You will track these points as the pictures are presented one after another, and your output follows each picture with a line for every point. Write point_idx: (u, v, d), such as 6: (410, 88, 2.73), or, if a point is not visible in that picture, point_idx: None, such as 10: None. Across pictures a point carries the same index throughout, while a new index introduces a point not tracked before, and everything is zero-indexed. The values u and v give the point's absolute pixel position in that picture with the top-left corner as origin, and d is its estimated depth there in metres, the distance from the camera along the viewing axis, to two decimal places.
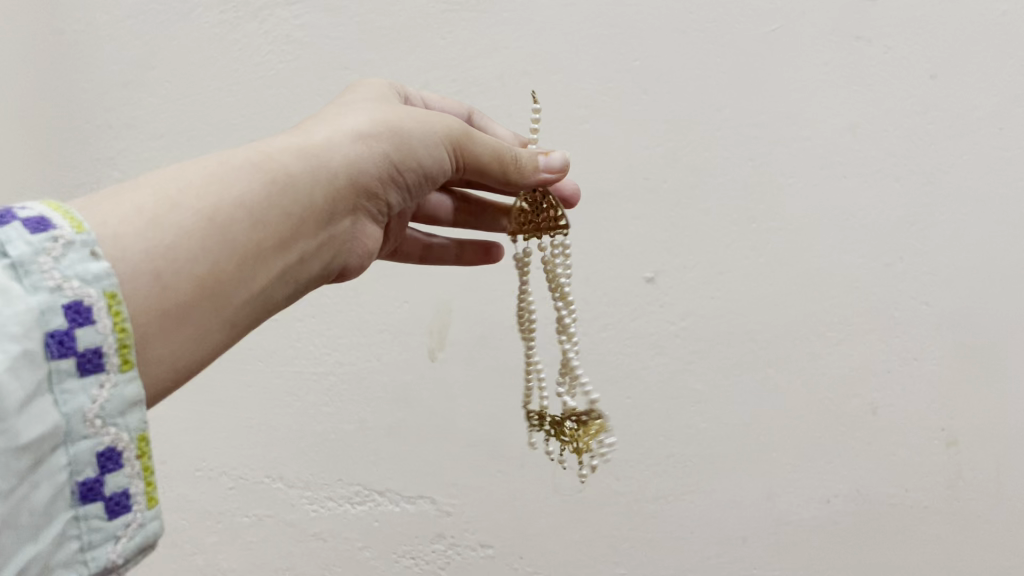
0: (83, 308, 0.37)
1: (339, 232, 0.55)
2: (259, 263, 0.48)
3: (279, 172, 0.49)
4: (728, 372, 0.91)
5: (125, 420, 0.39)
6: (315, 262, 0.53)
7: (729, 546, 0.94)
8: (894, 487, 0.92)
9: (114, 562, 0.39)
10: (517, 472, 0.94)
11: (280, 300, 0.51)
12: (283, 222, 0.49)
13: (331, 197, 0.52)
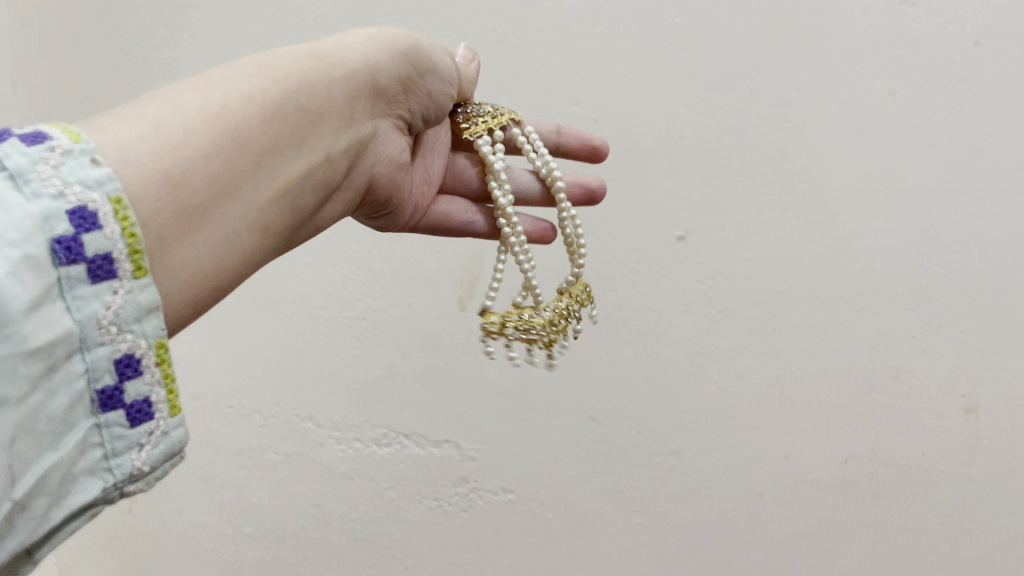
0: (89, 213, 0.38)
1: (351, 136, 0.59)
2: (281, 161, 0.52)
3: (282, 78, 0.52)
4: (754, 332, 0.92)
5: (140, 326, 0.40)
6: (337, 166, 0.58)
7: (746, 501, 0.95)
8: (912, 450, 0.93)
9: (140, 469, 0.41)
10: (541, 421, 0.96)
11: (303, 202, 0.55)
12: (301, 122, 0.53)
13: (343, 100, 0.57)
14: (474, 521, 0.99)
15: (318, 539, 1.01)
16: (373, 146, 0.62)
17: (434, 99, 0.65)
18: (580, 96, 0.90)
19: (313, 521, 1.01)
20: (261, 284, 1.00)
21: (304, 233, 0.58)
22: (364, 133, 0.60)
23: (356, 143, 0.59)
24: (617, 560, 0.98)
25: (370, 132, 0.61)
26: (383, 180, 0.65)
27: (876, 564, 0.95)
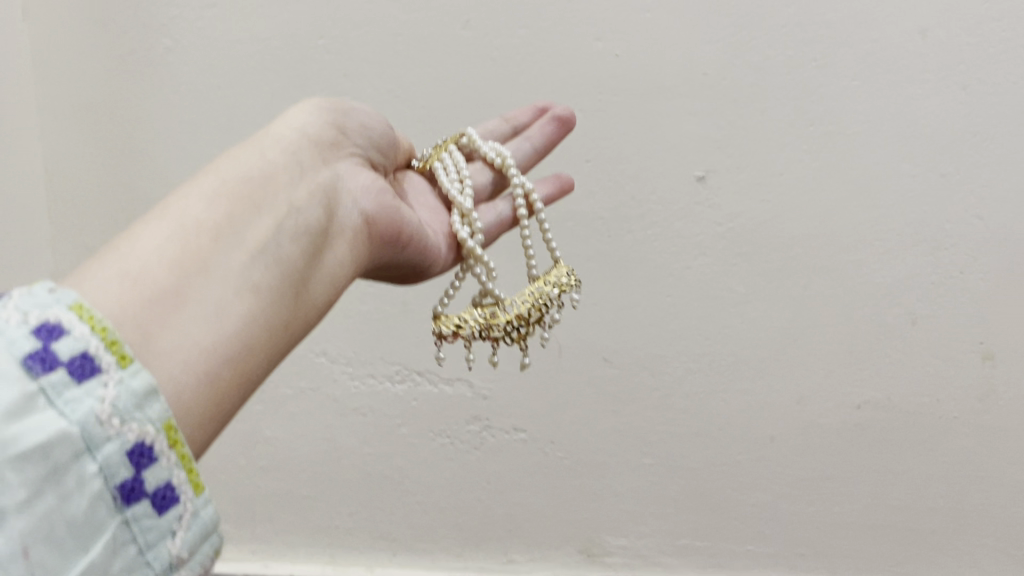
0: (53, 326, 0.34)
1: (321, 182, 0.54)
2: (244, 225, 0.47)
3: (212, 167, 0.50)
4: (770, 276, 0.91)
5: (145, 412, 0.35)
6: (316, 214, 0.52)
7: (755, 444, 0.96)
8: (926, 397, 0.92)
9: (179, 555, 0.35)
10: (553, 362, 0.96)
11: (301, 255, 0.50)
12: (248, 188, 0.49)
13: (283, 156, 0.53)
14: (485, 459, 0.99)
15: (330, 473, 1.01)
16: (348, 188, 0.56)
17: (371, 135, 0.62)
18: (603, 31, 0.87)
19: (326, 455, 1.01)
20: None
21: (325, 292, 0.51)
22: (327, 178, 0.55)
23: (326, 187, 0.54)
24: (625, 499, 0.99)
25: (334, 177, 0.55)
26: (386, 219, 0.58)
27: (882, 508, 0.96)
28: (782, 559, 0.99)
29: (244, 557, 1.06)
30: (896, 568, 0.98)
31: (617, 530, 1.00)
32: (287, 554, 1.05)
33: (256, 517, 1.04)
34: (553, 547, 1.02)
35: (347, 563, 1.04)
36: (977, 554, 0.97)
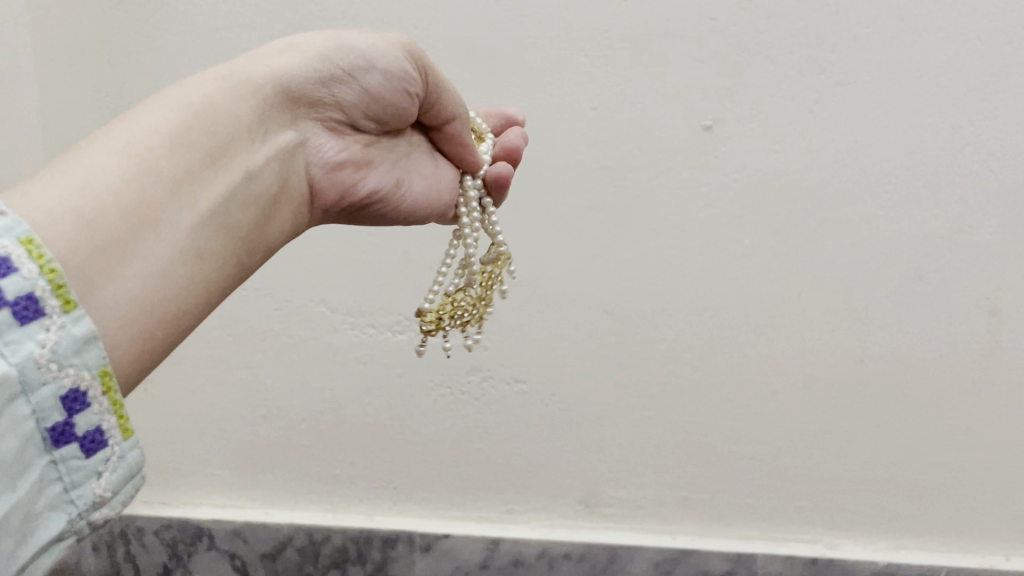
0: (1, 260, 0.37)
1: (283, 145, 0.56)
2: (196, 184, 0.49)
3: (188, 102, 0.51)
4: (777, 229, 0.89)
5: (82, 359, 0.38)
6: (272, 181, 0.55)
7: (756, 399, 0.95)
8: (930, 352, 0.91)
9: (101, 495, 0.39)
10: (555, 314, 0.95)
11: (243, 221, 0.53)
12: (210, 142, 0.50)
13: (255, 112, 0.53)
14: (484, 410, 0.99)
15: (330, 423, 1.01)
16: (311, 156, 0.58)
17: (377, 95, 0.57)
18: None
19: (327, 404, 1.00)
20: None
21: (264, 253, 0.56)
22: (290, 141, 0.56)
23: (287, 156, 0.56)
24: (624, 451, 0.99)
25: (300, 139, 0.57)
26: (337, 194, 0.61)
27: (882, 463, 0.96)
28: (782, 513, 0.99)
29: (245, 505, 1.05)
30: (895, 523, 0.98)
31: (616, 482, 1.00)
32: (286, 500, 1.04)
33: (256, 466, 1.04)
34: (552, 497, 1.02)
35: (348, 508, 1.04)
36: (976, 511, 0.96)
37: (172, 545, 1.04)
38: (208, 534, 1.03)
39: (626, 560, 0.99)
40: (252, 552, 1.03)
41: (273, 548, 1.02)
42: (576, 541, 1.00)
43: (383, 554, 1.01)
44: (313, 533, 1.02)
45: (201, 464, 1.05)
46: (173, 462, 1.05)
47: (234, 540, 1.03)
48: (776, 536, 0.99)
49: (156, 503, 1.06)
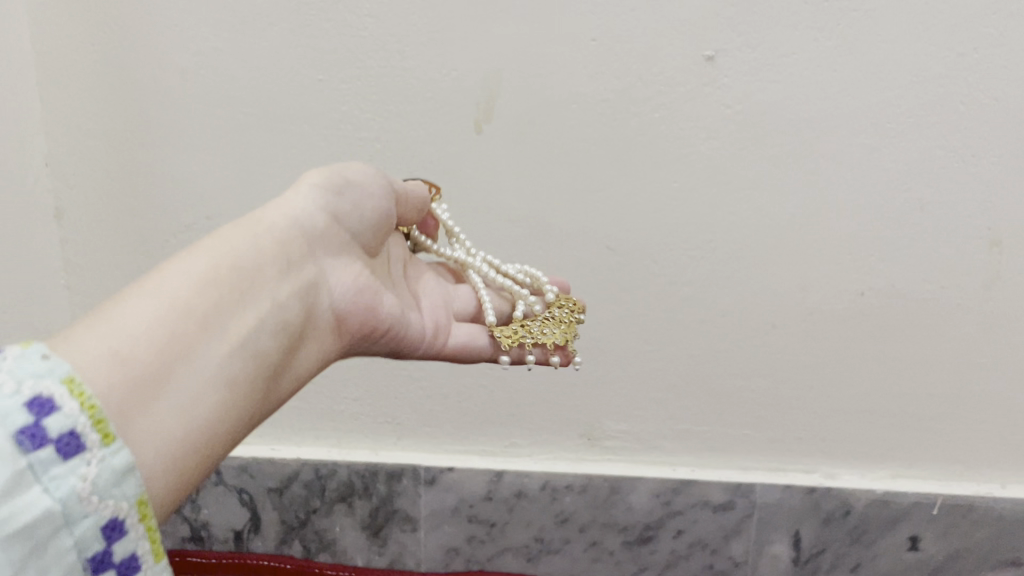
0: (44, 399, 0.36)
1: (304, 277, 0.58)
2: (229, 314, 0.50)
3: (208, 245, 0.53)
4: (778, 161, 0.89)
5: (121, 489, 0.37)
6: (296, 313, 0.56)
7: (756, 331, 0.96)
8: (929, 284, 0.92)
9: None
10: (556, 250, 0.95)
11: (269, 355, 0.53)
12: (236, 279, 0.52)
13: (274, 248, 0.56)
14: None
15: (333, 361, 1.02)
16: (325, 283, 0.60)
17: (379, 223, 0.65)
18: None
19: None
20: (265, 96, 0.90)
21: (289, 384, 0.56)
22: (310, 274, 0.59)
23: (305, 284, 0.58)
24: (625, 385, 1.00)
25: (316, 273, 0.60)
26: (356, 317, 0.63)
27: (881, 394, 0.97)
28: (781, 444, 1.00)
29: (250, 441, 1.06)
30: (893, 453, 0.99)
31: (617, 415, 1.01)
32: (291, 437, 1.06)
33: None
34: (554, 431, 1.03)
35: (352, 443, 1.05)
36: (974, 441, 0.97)
37: None
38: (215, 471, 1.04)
39: (628, 491, 1.01)
40: (259, 487, 1.04)
41: (279, 484, 1.04)
42: (578, 473, 1.02)
43: (388, 487, 1.03)
44: (319, 468, 1.03)
45: None
46: None
47: (240, 476, 1.04)
48: (775, 467, 1.01)
49: None
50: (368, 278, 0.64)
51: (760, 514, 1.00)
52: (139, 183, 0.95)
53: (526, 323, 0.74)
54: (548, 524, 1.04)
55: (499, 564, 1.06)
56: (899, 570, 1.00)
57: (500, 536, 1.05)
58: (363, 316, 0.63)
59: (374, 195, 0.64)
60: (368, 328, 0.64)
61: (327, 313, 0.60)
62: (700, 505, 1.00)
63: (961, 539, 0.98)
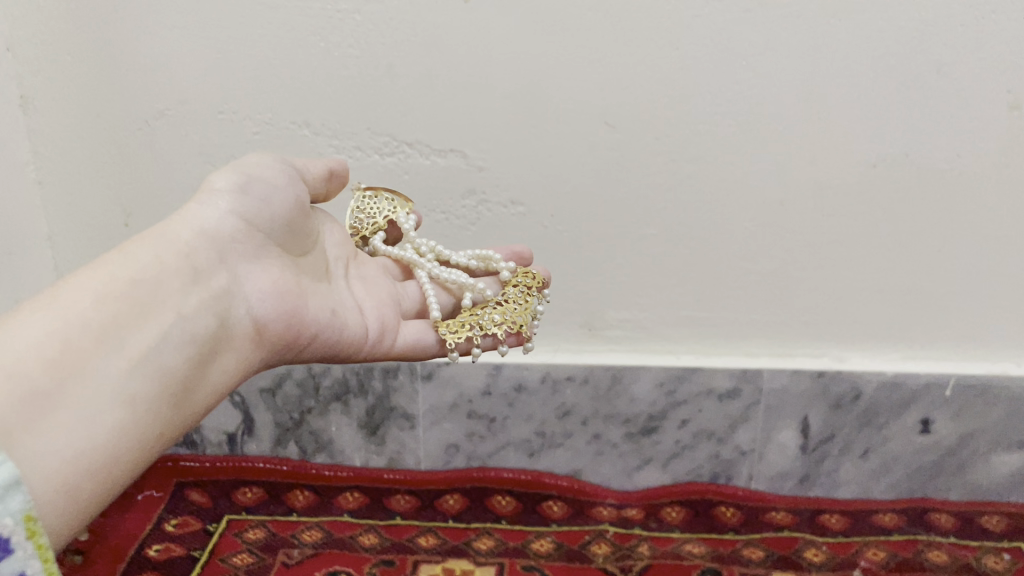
0: None
1: (220, 285, 0.56)
2: (130, 326, 0.49)
3: (111, 258, 0.52)
4: (790, 22, 0.82)
5: (5, 505, 0.38)
6: (209, 320, 0.54)
7: (766, 209, 0.90)
8: (946, 153, 0.87)
9: None
10: (550, 128, 0.88)
11: (179, 366, 0.51)
12: (138, 291, 0.51)
13: (183, 255, 0.54)
14: (481, 236, 0.95)
15: None
16: (245, 290, 0.58)
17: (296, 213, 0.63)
18: None
19: None
20: None
21: (205, 398, 0.54)
22: (226, 282, 0.57)
23: (219, 293, 0.56)
24: (628, 271, 0.95)
25: (234, 281, 0.57)
26: (287, 327, 0.60)
27: (894, 272, 0.93)
28: (789, 328, 0.96)
29: None
30: (904, 333, 0.96)
31: (619, 304, 0.97)
32: None
33: None
34: (552, 323, 1.00)
35: None
36: (987, 317, 0.94)
37: None
38: None
39: (631, 381, 0.98)
40: (250, 388, 1.01)
41: (271, 385, 1.00)
42: (579, 363, 0.98)
43: (383, 385, 1.00)
44: (312, 367, 0.99)
45: None
46: None
47: None
48: (782, 352, 0.98)
49: None
50: (293, 281, 0.62)
51: (767, 400, 0.97)
52: (104, 64, 0.88)
53: (475, 311, 0.71)
54: (549, 418, 1.01)
55: (499, 459, 1.05)
56: (910, 454, 0.98)
57: (500, 431, 1.02)
58: (289, 322, 0.60)
59: (285, 187, 0.62)
60: (299, 334, 0.61)
61: (248, 322, 0.58)
62: (705, 393, 0.98)
63: (974, 422, 0.96)
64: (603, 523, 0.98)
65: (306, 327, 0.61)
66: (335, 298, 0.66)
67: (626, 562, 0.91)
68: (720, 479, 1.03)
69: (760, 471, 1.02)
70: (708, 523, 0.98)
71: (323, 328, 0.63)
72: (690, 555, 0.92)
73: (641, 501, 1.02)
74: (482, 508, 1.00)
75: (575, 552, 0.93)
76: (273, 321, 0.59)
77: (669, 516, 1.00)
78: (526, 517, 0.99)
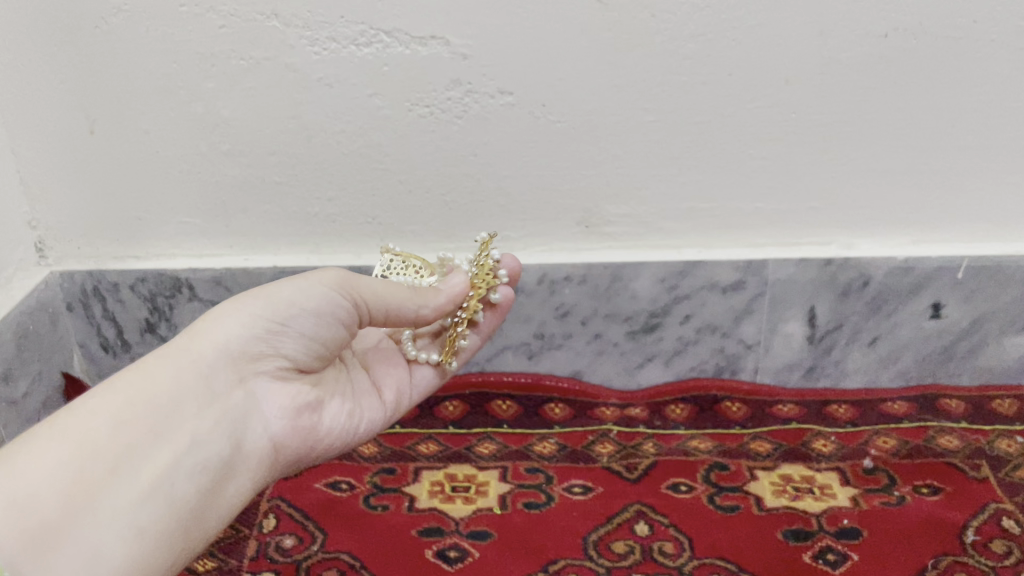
0: None
1: (234, 404, 0.58)
2: (141, 455, 0.52)
3: (136, 374, 0.55)
4: None
5: None
6: (221, 443, 0.56)
7: (770, 89, 0.85)
8: (963, 19, 0.81)
9: None
10: (541, 11, 0.82)
11: (189, 491, 0.54)
12: (154, 416, 0.53)
13: (202, 376, 0.56)
14: (469, 129, 0.88)
15: (299, 156, 0.90)
16: (260, 408, 0.60)
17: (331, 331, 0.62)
18: None
19: (294, 136, 0.88)
20: None
21: (218, 516, 0.56)
22: (239, 400, 0.58)
23: (236, 416, 0.58)
24: (626, 162, 0.90)
25: (248, 397, 0.59)
26: (296, 440, 0.62)
27: (905, 150, 0.88)
28: (796, 215, 0.92)
29: (220, 252, 0.96)
30: (916, 215, 0.91)
31: (617, 198, 0.92)
32: (267, 245, 0.95)
33: (227, 210, 0.93)
34: (549, 221, 0.94)
35: (333, 248, 0.95)
36: (1001, 196, 0.90)
37: (151, 299, 0.96)
38: (187, 286, 0.95)
39: (631, 278, 0.94)
40: None
41: None
42: (577, 262, 0.94)
43: None
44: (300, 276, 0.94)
45: (166, 214, 0.94)
46: (136, 214, 0.94)
47: (216, 289, 0.95)
48: (788, 241, 0.93)
49: (126, 257, 0.96)
50: (308, 393, 0.62)
51: (773, 291, 0.94)
52: None
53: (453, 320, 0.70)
54: (548, 319, 0.98)
55: (498, 363, 1.01)
56: (919, 341, 0.96)
57: (498, 335, 0.99)
58: (303, 438, 0.62)
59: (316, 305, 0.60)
60: (312, 445, 0.63)
61: (264, 440, 0.60)
62: (708, 287, 0.94)
63: (984, 304, 0.93)
64: (606, 424, 0.96)
65: (318, 438, 0.63)
66: (350, 395, 0.66)
67: (631, 460, 0.90)
68: (725, 374, 1.00)
69: (765, 365, 0.99)
70: (713, 419, 0.96)
71: (334, 434, 0.64)
72: (696, 450, 0.91)
73: (642, 399, 1.00)
74: (482, 414, 0.98)
75: (579, 453, 0.92)
76: (285, 434, 0.61)
77: (673, 413, 0.97)
78: (527, 420, 0.97)
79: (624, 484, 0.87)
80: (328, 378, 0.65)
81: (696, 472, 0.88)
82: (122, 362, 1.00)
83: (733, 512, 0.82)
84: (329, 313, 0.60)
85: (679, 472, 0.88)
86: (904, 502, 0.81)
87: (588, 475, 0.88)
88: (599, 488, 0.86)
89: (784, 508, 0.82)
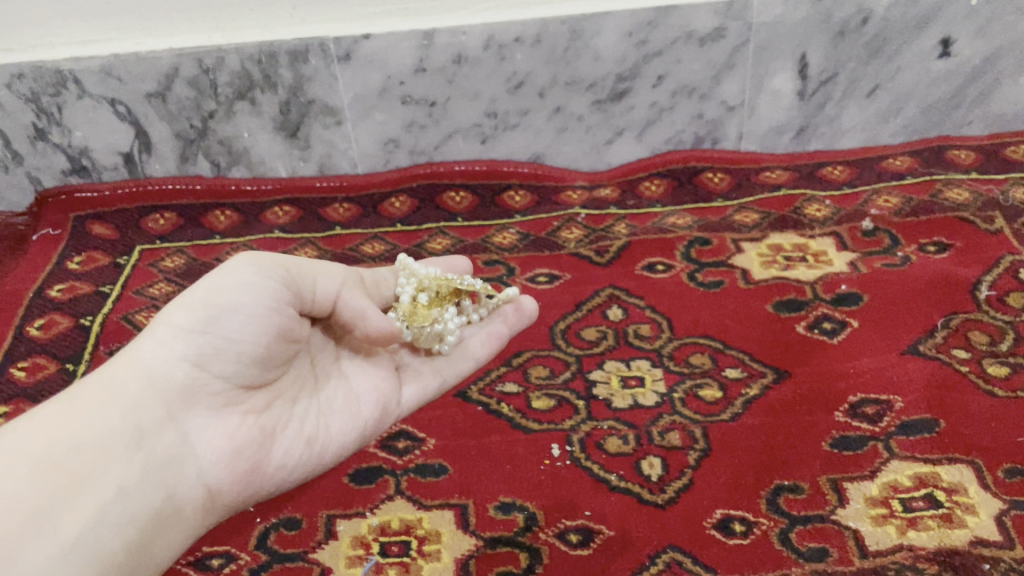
0: None
1: (173, 447, 0.39)
2: (62, 505, 0.34)
3: (52, 409, 0.37)
4: None
5: None
6: (156, 493, 0.38)
7: None
8: None
9: None
10: None
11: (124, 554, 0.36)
12: (79, 457, 0.36)
13: (133, 410, 0.39)
14: None
15: None
16: (196, 446, 0.40)
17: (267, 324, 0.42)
18: None
19: None
20: None
21: None
22: (178, 437, 0.40)
23: (167, 459, 0.39)
24: None
25: (185, 435, 0.40)
26: (237, 486, 0.42)
27: None
28: None
29: (107, 39, 0.80)
30: None
31: None
32: (158, 25, 0.80)
33: None
34: None
35: (239, 26, 0.80)
36: None
37: (34, 99, 0.82)
38: (73, 80, 0.81)
39: (592, 34, 0.80)
40: (134, 94, 0.82)
41: (159, 86, 0.82)
42: (528, 20, 0.79)
43: (295, 75, 0.82)
44: (202, 59, 0.80)
45: None
46: None
47: (106, 82, 0.81)
48: None
49: None
50: (258, 416, 0.43)
51: (758, 41, 0.81)
52: None
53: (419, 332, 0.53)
54: (499, 93, 0.84)
55: (447, 151, 0.89)
56: (926, 86, 0.84)
57: (444, 117, 0.86)
58: (244, 479, 0.42)
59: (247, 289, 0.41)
60: (257, 483, 0.43)
61: (199, 488, 0.40)
62: (683, 39, 0.81)
63: (1002, 36, 0.81)
64: (574, 208, 0.85)
65: (265, 476, 0.43)
66: (322, 407, 0.46)
67: (602, 244, 0.80)
68: (705, 144, 0.89)
69: (750, 129, 0.88)
70: (693, 192, 0.85)
71: (292, 469, 0.44)
72: (675, 227, 0.81)
73: (613, 179, 0.89)
74: (433, 208, 0.86)
75: (544, 241, 0.81)
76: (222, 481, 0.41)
77: (649, 190, 0.86)
78: (485, 210, 0.85)
79: (594, 269, 0.77)
80: (293, 383, 0.45)
81: (675, 250, 0.78)
82: (16, 177, 0.89)
83: (718, 288, 0.72)
84: (263, 311, 0.41)
85: (657, 251, 0.78)
86: (909, 262, 0.72)
87: (554, 262, 0.78)
88: (567, 275, 0.76)
89: (775, 280, 0.72)
